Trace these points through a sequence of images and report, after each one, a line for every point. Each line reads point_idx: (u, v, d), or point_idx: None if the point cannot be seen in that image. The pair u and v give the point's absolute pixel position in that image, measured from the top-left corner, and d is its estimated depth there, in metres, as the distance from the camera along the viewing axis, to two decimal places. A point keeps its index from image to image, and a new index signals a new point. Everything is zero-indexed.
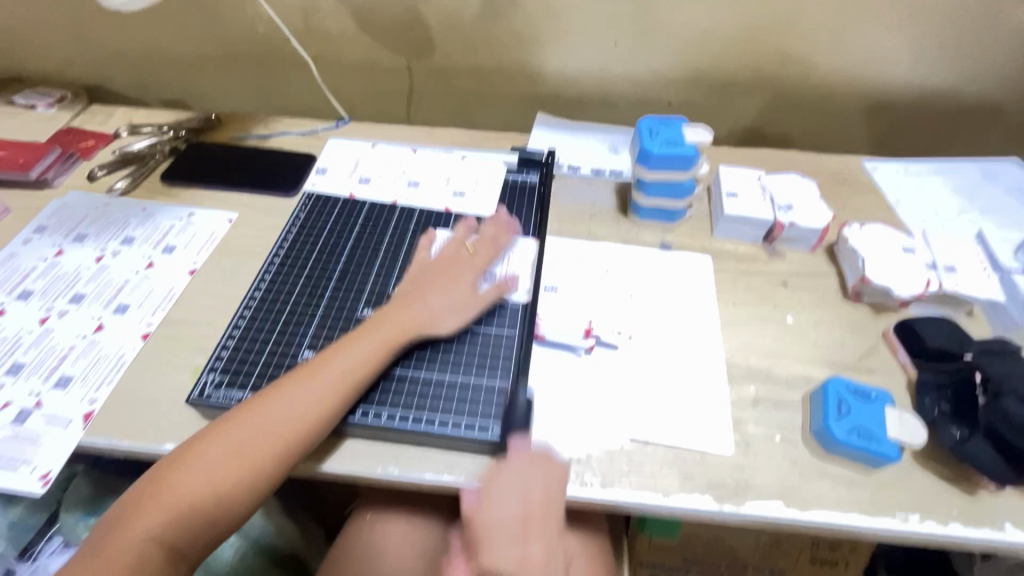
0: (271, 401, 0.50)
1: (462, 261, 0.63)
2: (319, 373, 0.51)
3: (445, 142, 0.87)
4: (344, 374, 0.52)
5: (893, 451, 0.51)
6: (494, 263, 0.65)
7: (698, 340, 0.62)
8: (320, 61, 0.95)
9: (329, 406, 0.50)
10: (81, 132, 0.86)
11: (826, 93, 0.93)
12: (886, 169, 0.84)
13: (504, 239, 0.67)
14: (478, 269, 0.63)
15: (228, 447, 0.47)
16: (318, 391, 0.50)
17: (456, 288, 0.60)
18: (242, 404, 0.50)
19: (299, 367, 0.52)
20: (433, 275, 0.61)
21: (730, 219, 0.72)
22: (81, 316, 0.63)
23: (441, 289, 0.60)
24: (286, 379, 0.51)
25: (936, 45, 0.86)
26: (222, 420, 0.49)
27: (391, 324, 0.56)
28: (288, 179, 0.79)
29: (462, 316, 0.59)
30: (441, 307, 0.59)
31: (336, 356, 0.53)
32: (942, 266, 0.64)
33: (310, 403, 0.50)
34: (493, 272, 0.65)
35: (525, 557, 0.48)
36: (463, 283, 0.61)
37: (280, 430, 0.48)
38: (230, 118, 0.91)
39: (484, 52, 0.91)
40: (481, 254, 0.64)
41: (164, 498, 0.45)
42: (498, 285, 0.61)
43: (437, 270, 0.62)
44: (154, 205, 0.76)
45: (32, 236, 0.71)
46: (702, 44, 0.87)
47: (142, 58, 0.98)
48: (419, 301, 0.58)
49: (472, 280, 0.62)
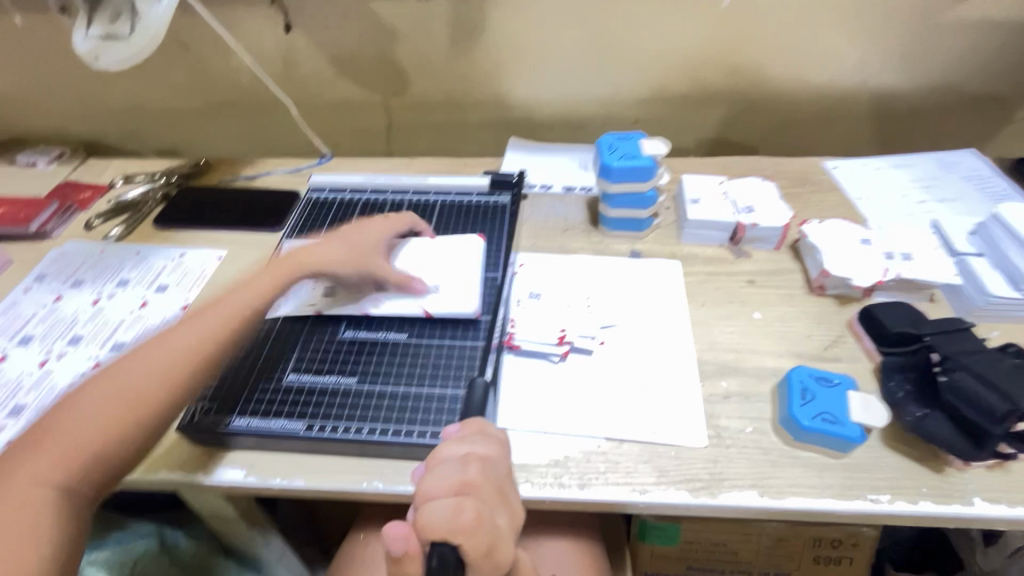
0: (91, 394, 0.48)
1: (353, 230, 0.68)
2: (92, 413, 0.47)
3: (423, 171, 0.91)
4: (151, 396, 0.49)
5: (856, 433, 0.52)
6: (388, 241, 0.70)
7: (669, 341, 0.65)
8: (301, 102, 1.01)
9: (133, 426, 0.48)
10: (78, 185, 0.91)
11: (783, 100, 0.98)
12: (845, 167, 0.88)
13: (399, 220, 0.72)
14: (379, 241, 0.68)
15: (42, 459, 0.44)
16: (114, 420, 0.47)
17: (343, 246, 0.66)
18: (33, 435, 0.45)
19: (109, 378, 0.49)
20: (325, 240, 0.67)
21: (695, 224, 0.75)
22: (78, 357, 0.66)
23: (328, 248, 0.65)
24: (12, 452, 0.44)
25: (880, 50, 0.91)
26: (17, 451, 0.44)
27: (115, 367, 0.50)
28: (273, 215, 0.83)
29: (356, 265, 0.65)
30: (329, 259, 0.64)
31: (75, 410, 0.47)
32: (898, 254, 0.67)
33: (80, 445, 0.45)
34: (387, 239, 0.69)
35: (471, 514, 0.36)
36: (353, 245, 0.66)
37: (61, 474, 0.44)
38: (218, 162, 0.96)
39: (455, 85, 0.96)
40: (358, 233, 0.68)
41: None
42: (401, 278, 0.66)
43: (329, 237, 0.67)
44: (147, 248, 0.80)
45: (32, 285, 0.75)
46: (660, 63, 0.92)
47: (135, 113, 1.04)
48: (307, 252, 0.64)
49: (372, 250, 0.67)
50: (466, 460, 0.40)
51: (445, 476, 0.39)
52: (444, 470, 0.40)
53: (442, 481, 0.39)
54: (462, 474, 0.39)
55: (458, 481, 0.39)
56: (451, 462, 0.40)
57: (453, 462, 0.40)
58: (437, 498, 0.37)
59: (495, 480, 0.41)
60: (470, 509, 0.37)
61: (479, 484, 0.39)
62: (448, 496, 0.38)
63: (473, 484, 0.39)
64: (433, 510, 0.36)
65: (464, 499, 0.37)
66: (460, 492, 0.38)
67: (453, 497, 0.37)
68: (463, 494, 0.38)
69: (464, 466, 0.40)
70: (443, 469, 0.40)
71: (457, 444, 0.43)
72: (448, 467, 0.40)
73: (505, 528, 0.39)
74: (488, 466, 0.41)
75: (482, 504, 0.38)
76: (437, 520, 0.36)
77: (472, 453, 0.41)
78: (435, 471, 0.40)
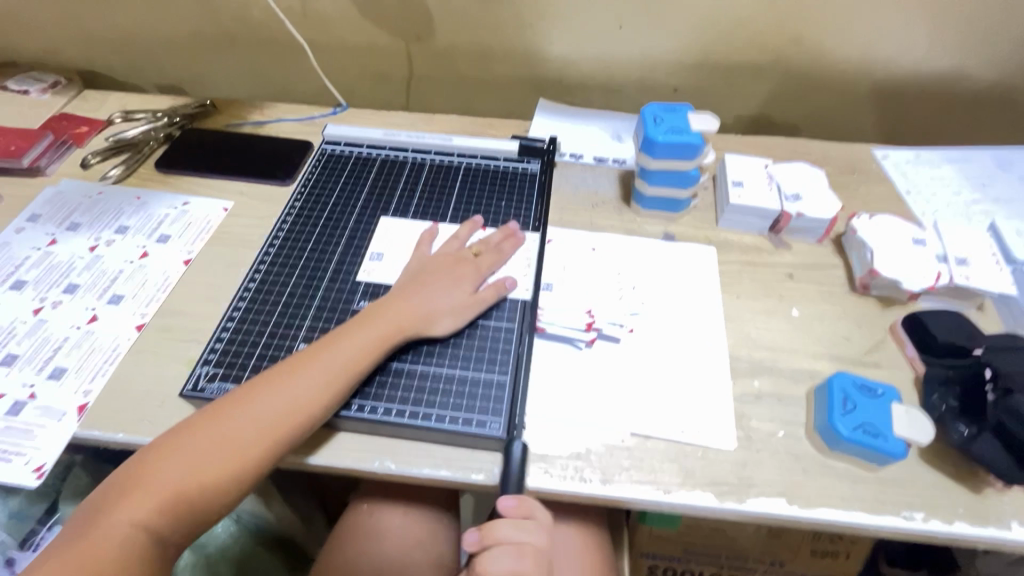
0: (228, 410, 0.48)
1: (465, 262, 0.61)
2: (191, 462, 0.45)
3: (446, 129, 0.85)
4: (248, 456, 0.47)
5: (898, 448, 0.50)
6: (499, 268, 0.63)
7: (700, 332, 0.61)
8: (317, 44, 0.93)
9: (224, 481, 0.46)
10: (74, 119, 0.85)
11: (836, 78, 0.91)
12: (897, 157, 0.82)
13: (510, 242, 0.65)
14: (481, 271, 0.61)
15: (159, 481, 0.44)
16: (206, 473, 0.45)
17: (456, 289, 0.59)
18: (182, 430, 0.47)
19: (241, 401, 0.48)
20: (435, 272, 0.60)
21: (736, 209, 0.70)
22: (75, 307, 0.62)
23: (441, 290, 0.58)
24: (110, 487, 0.45)
25: (950, 30, 0.83)
26: (155, 453, 0.46)
27: (215, 411, 0.48)
28: (284, 166, 0.78)
29: (461, 317, 0.58)
30: (440, 306, 0.57)
31: (179, 451, 0.46)
32: (953, 258, 0.63)
33: (173, 492, 0.44)
34: (496, 273, 0.63)
35: None
36: (463, 285, 0.59)
37: (155, 517, 0.44)
38: (225, 103, 0.89)
39: (484, 36, 0.89)
40: (456, 269, 0.60)
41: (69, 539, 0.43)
42: (495, 286, 0.60)
43: (440, 268, 0.61)
44: (148, 193, 0.75)
45: (25, 225, 0.70)
46: (709, 29, 0.85)
47: (136, 42, 0.97)
48: (419, 299, 0.57)
49: (474, 282, 0.60)
50: (523, 553, 0.47)
51: (501, 567, 0.47)
52: (503, 561, 0.47)
53: (500, 569, 0.47)
54: (518, 566, 0.47)
55: (513, 573, 0.47)
56: (509, 552, 0.47)
57: (512, 553, 0.47)
58: None
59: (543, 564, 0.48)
60: None
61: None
62: None
63: (525, 574, 0.47)
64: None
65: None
66: None
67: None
68: None
69: (521, 560, 0.47)
70: (503, 560, 0.47)
71: (516, 530, 0.48)
72: (506, 558, 0.47)
73: None
74: (540, 556, 0.48)
75: None
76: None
77: (529, 545, 0.48)
78: (495, 558, 0.47)
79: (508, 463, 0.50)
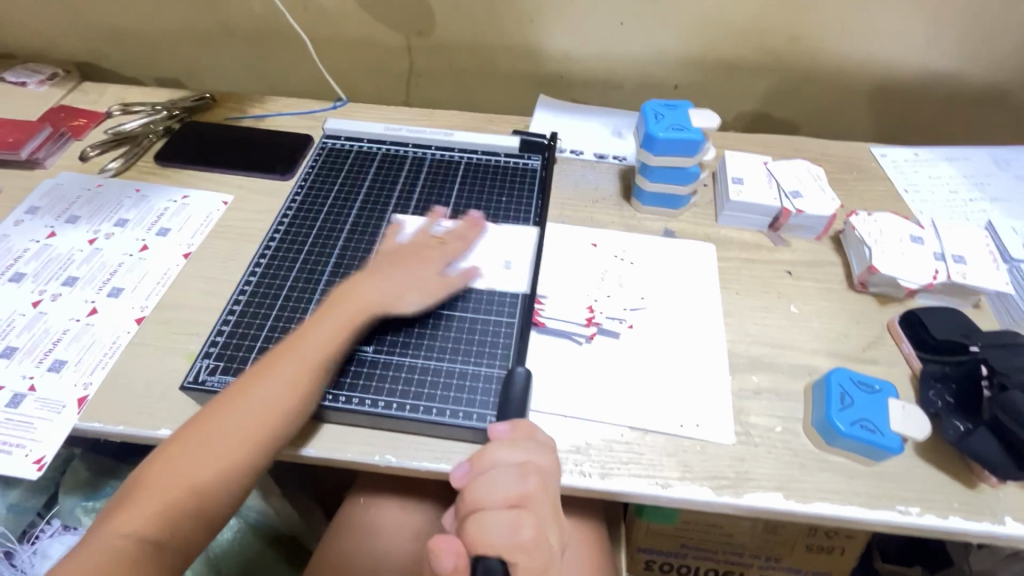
0: (211, 415, 0.48)
1: (427, 250, 0.62)
2: (176, 471, 0.45)
3: (446, 124, 0.85)
4: (237, 454, 0.47)
5: (895, 443, 0.50)
6: (463, 255, 0.63)
7: (699, 328, 0.62)
8: (317, 38, 0.93)
9: (221, 481, 0.46)
10: (73, 111, 0.84)
11: (836, 77, 0.91)
12: (896, 155, 0.82)
13: (472, 228, 0.65)
14: (445, 256, 0.61)
15: (154, 493, 0.44)
16: (195, 480, 0.45)
17: (419, 274, 0.59)
18: (167, 445, 0.47)
19: (219, 405, 0.48)
20: (394, 260, 0.60)
21: (735, 206, 0.70)
22: (75, 299, 0.62)
23: (404, 277, 0.58)
24: (107, 509, 0.44)
25: (950, 29, 0.83)
26: (142, 474, 0.46)
27: (195, 420, 0.48)
28: (284, 161, 0.78)
29: (425, 300, 0.58)
30: (405, 293, 0.57)
31: (166, 463, 0.46)
32: (950, 256, 0.63)
33: (171, 501, 0.44)
34: (465, 259, 0.63)
35: (531, 531, 0.39)
36: (428, 271, 0.59)
37: (157, 526, 0.43)
38: (224, 97, 0.89)
39: (485, 32, 0.89)
40: (417, 257, 0.60)
41: (75, 566, 0.42)
42: (458, 272, 0.60)
43: (398, 255, 0.61)
44: (147, 186, 0.75)
45: (23, 217, 0.70)
46: (709, 26, 0.85)
47: (135, 34, 0.96)
48: (379, 288, 0.57)
49: (439, 267, 0.60)
50: (523, 471, 0.42)
51: (502, 489, 0.41)
52: (502, 481, 0.41)
53: (499, 491, 0.41)
54: (520, 487, 0.41)
55: (514, 493, 0.41)
56: (508, 473, 0.42)
57: (510, 472, 0.42)
58: (494, 510, 0.40)
59: (550, 490, 0.43)
60: (529, 526, 0.39)
61: (538, 500, 0.41)
62: (506, 509, 0.40)
63: (531, 498, 0.41)
64: (493, 524, 0.39)
65: (521, 514, 0.40)
66: (517, 504, 0.40)
67: (512, 510, 0.40)
68: (521, 508, 0.40)
69: (524, 478, 0.42)
70: (501, 481, 0.41)
71: (509, 451, 0.44)
72: (504, 477, 0.41)
73: (557, 544, 0.41)
74: (544, 479, 0.43)
75: (540, 519, 0.40)
76: (500, 539, 0.38)
77: (529, 464, 0.43)
78: (491, 481, 0.41)
79: (512, 389, 0.52)
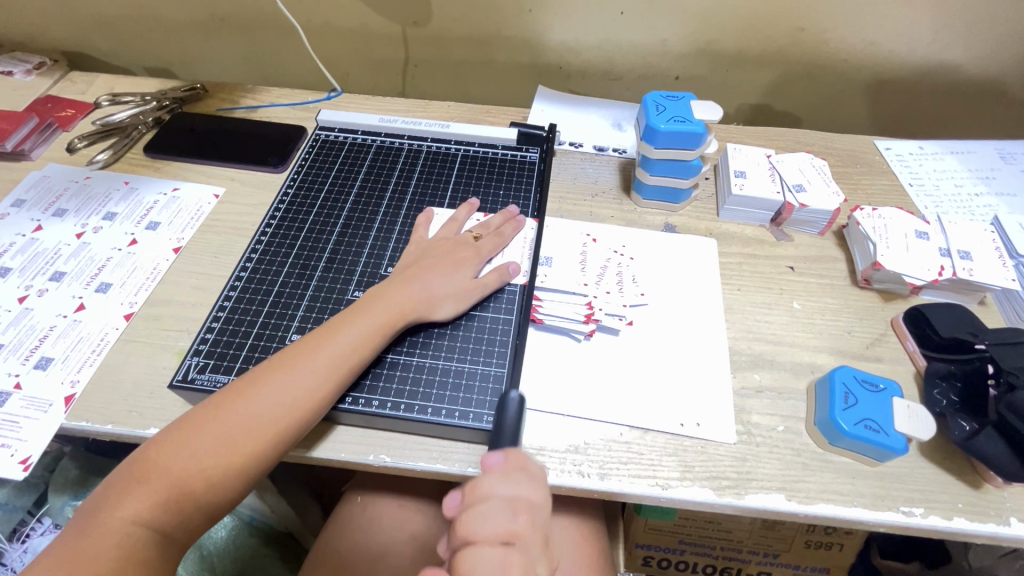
0: (232, 401, 0.46)
1: (465, 247, 0.60)
2: (195, 455, 0.44)
3: (442, 115, 0.84)
4: (251, 449, 0.45)
5: (899, 443, 0.49)
6: (497, 253, 0.62)
7: (700, 325, 0.60)
8: (311, 27, 0.91)
9: (230, 475, 0.45)
10: (60, 102, 0.82)
11: (840, 68, 0.89)
12: (900, 149, 0.81)
13: (511, 226, 0.64)
14: (481, 255, 0.60)
15: (164, 476, 0.43)
16: (206, 469, 0.44)
17: (458, 273, 0.58)
18: (184, 423, 0.46)
19: (243, 391, 0.47)
20: (436, 257, 0.59)
21: (737, 200, 0.69)
22: (62, 295, 0.61)
23: (444, 274, 0.57)
24: (114, 484, 0.43)
25: (959, 20, 0.81)
26: (157, 449, 0.44)
27: (216, 403, 0.47)
28: (277, 153, 0.76)
29: (462, 302, 0.57)
30: (442, 291, 0.56)
31: (181, 445, 0.44)
32: (957, 252, 0.62)
33: (180, 488, 0.43)
34: (497, 258, 0.62)
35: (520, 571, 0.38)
36: (465, 270, 0.58)
37: (162, 513, 0.43)
38: (216, 87, 0.87)
39: (483, 21, 0.86)
40: (455, 254, 0.59)
41: (78, 539, 0.41)
42: (498, 271, 0.59)
43: (440, 253, 0.59)
44: (137, 179, 0.73)
45: (9, 211, 0.68)
46: (713, 16, 0.83)
47: (124, 22, 0.94)
48: (419, 283, 0.55)
49: (475, 267, 0.59)
50: (517, 506, 0.40)
51: (493, 524, 0.39)
52: (495, 516, 0.40)
53: (489, 527, 0.39)
54: (512, 523, 0.40)
55: (506, 530, 0.39)
56: (501, 507, 0.40)
57: (503, 506, 0.40)
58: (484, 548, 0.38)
59: (539, 526, 0.41)
60: (518, 566, 0.38)
61: (528, 537, 0.40)
62: (496, 547, 0.38)
63: (522, 534, 0.40)
64: (482, 563, 0.37)
65: (512, 552, 0.38)
66: (508, 542, 0.39)
67: (502, 548, 0.38)
68: (511, 546, 0.39)
69: (516, 515, 0.40)
70: (493, 516, 0.40)
71: (503, 483, 0.42)
72: (496, 513, 0.40)
73: None
74: (535, 515, 0.41)
75: (530, 558, 0.39)
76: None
77: (521, 497, 0.41)
78: (482, 516, 0.40)
79: (504, 423, 0.48)
